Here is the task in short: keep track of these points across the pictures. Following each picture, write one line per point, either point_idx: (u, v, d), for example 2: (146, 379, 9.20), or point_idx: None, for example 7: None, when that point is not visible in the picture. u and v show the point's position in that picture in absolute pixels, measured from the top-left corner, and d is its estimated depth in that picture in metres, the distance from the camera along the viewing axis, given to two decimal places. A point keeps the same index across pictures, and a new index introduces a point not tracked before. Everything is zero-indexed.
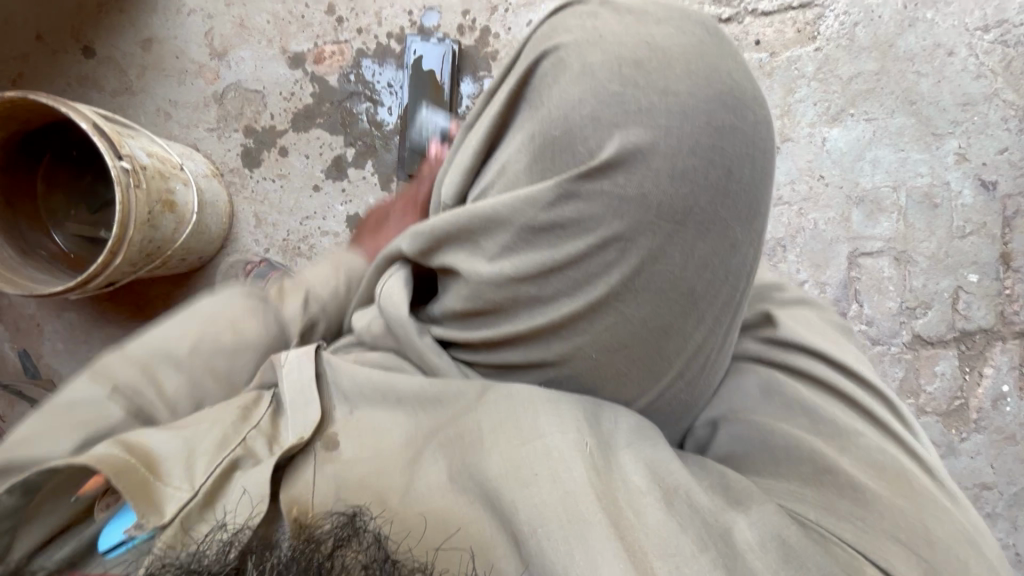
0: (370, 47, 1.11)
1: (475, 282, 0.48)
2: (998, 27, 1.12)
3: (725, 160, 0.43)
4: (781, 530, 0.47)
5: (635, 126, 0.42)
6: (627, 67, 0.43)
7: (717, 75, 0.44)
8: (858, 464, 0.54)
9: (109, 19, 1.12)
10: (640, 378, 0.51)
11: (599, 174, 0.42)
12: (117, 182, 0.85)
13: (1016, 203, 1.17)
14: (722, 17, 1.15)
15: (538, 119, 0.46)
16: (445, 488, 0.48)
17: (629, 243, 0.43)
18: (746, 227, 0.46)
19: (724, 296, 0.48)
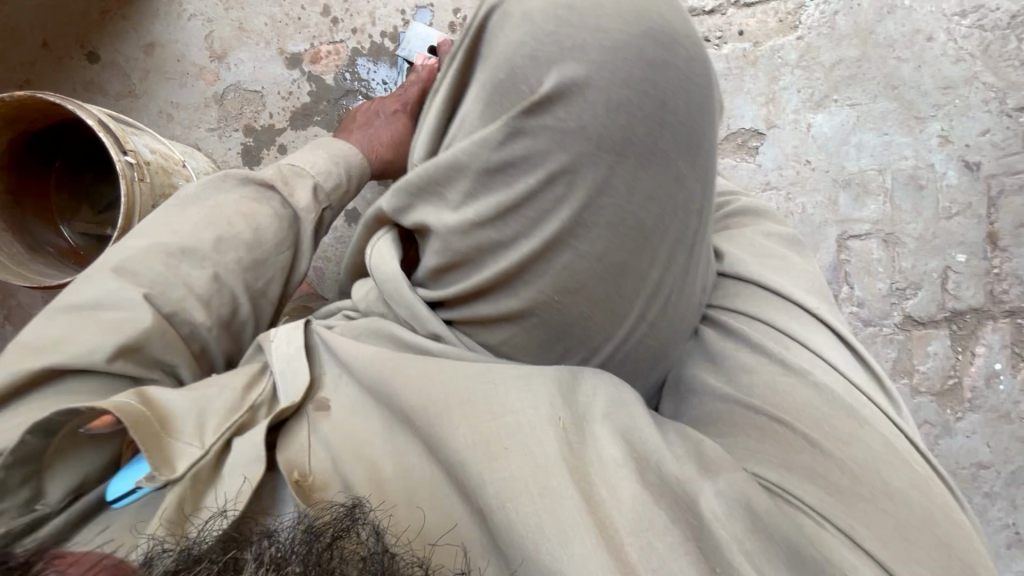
0: (365, 46, 1.15)
1: (442, 233, 0.50)
2: (975, 12, 1.15)
3: (658, 93, 0.45)
4: (746, 493, 0.48)
5: (570, 62, 0.45)
6: (562, 10, 0.46)
7: (648, 13, 0.46)
8: (830, 433, 0.56)
9: (113, 25, 1.16)
10: (606, 321, 0.52)
11: (541, 109, 0.45)
12: (121, 175, 0.88)
13: (1000, 183, 1.19)
14: (706, 9, 1.18)
15: (490, 66, 0.49)
16: (426, 475, 0.50)
17: (574, 175, 0.46)
18: (688, 160, 0.48)
19: (675, 230, 0.50)
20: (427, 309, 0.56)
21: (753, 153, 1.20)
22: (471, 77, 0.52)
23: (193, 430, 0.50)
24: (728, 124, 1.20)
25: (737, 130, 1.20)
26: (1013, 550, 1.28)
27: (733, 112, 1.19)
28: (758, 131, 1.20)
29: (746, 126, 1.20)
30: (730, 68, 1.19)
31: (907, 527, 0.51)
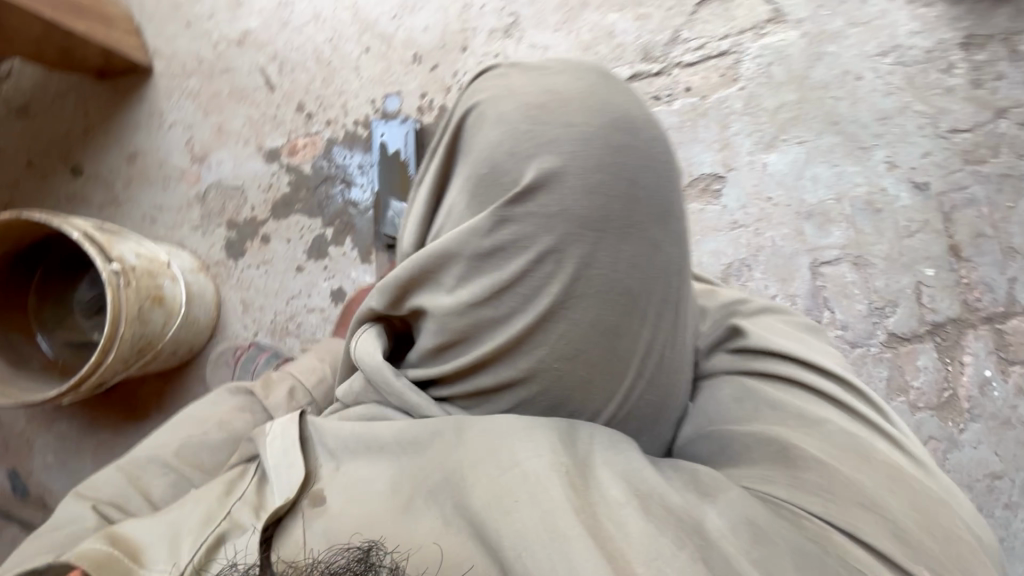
0: (339, 135, 1.21)
1: (439, 316, 0.52)
2: (894, 51, 1.26)
3: (629, 173, 0.49)
4: (747, 511, 0.46)
5: (547, 154, 0.48)
6: (532, 109, 0.50)
7: (612, 104, 0.50)
8: (818, 443, 0.54)
9: (97, 141, 1.22)
10: (608, 385, 0.52)
11: (525, 198, 0.48)
12: (108, 284, 0.89)
13: (949, 198, 1.26)
14: (652, 72, 1.27)
15: (473, 162, 0.52)
16: (437, 529, 0.48)
17: (560, 252, 0.48)
18: (664, 228, 0.51)
19: (662, 294, 0.52)
20: (419, 393, 0.56)
21: (717, 196, 1.26)
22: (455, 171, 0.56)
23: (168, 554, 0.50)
24: (689, 172, 1.27)
25: (697, 177, 1.27)
26: None
27: (691, 160, 1.27)
28: (718, 175, 1.26)
29: (706, 172, 1.27)
30: (683, 121, 1.27)
31: (917, 537, 0.46)
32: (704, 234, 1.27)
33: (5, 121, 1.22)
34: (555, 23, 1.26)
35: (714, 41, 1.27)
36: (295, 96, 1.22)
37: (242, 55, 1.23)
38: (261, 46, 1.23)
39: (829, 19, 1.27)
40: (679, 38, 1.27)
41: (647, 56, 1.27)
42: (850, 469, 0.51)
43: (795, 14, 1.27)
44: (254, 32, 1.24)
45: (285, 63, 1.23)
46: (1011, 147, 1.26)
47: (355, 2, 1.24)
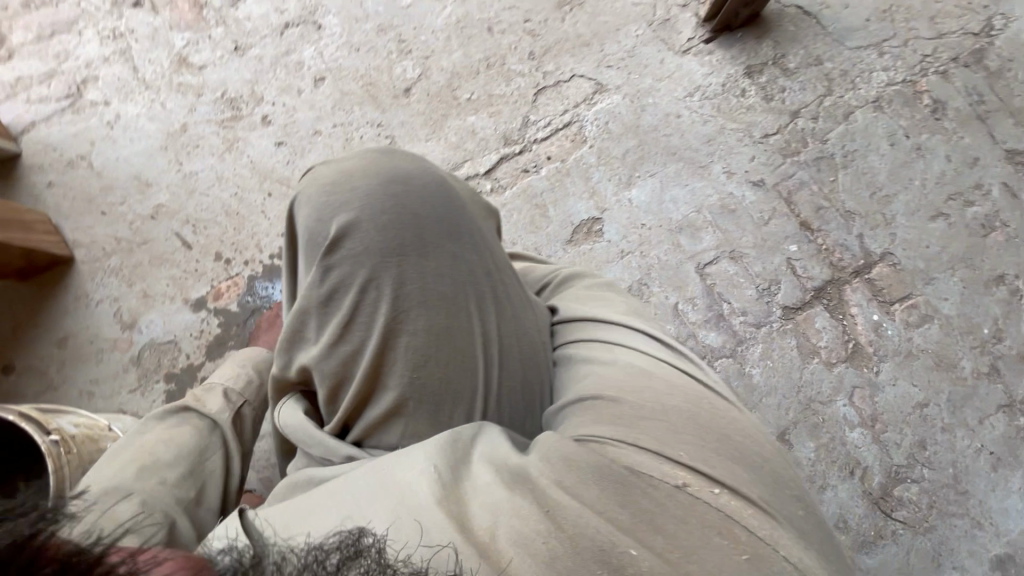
0: (258, 270, 1.33)
1: (314, 361, 0.63)
2: (698, 91, 1.57)
3: (409, 207, 0.63)
4: (566, 453, 0.51)
5: (343, 213, 0.63)
6: (329, 186, 0.65)
7: (385, 166, 0.66)
8: (633, 386, 0.61)
9: (27, 337, 1.29)
10: (464, 377, 0.60)
11: (337, 249, 0.62)
12: (47, 454, 0.92)
13: (785, 186, 1.51)
14: (516, 152, 1.50)
15: (305, 236, 0.66)
16: (389, 510, 0.49)
17: (377, 280, 0.60)
18: (454, 239, 0.64)
19: (476, 290, 0.63)
20: (334, 440, 0.63)
21: (601, 234, 1.45)
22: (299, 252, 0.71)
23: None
24: (572, 221, 1.46)
25: (580, 223, 1.46)
26: (1001, 470, 1.31)
27: (570, 212, 1.47)
28: (596, 218, 1.46)
29: (585, 217, 1.46)
30: (553, 183, 1.49)
31: (711, 448, 0.54)
32: (602, 268, 1.43)
33: None
34: (426, 135, 1.50)
35: (558, 117, 1.53)
36: (212, 248, 1.35)
37: (158, 226, 1.37)
38: (174, 214, 1.38)
39: (641, 80, 1.57)
40: (530, 121, 1.52)
41: (509, 141, 1.51)
42: (664, 403, 0.58)
43: (614, 83, 1.57)
44: (165, 204, 1.39)
45: (198, 222, 1.37)
46: (813, 135, 1.55)
47: (252, 159, 1.43)
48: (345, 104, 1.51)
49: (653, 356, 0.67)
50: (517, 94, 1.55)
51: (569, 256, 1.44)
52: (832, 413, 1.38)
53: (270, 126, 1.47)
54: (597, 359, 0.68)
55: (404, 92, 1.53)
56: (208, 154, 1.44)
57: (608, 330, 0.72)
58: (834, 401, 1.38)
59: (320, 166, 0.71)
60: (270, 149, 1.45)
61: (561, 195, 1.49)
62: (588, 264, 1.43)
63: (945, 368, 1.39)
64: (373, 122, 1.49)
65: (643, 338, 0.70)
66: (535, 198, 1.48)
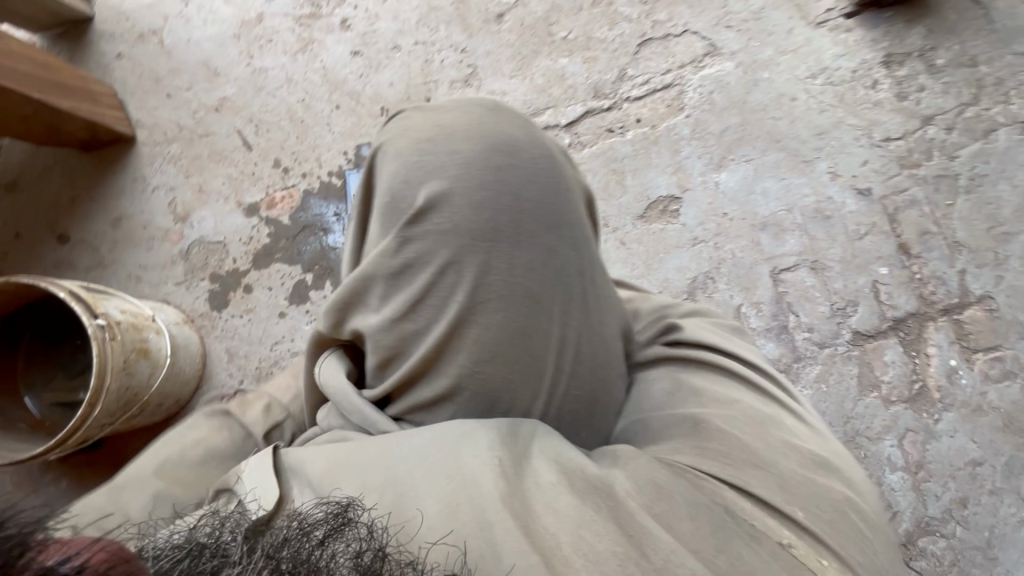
0: (315, 186, 1.28)
1: (369, 332, 0.56)
2: (823, 73, 1.38)
3: (512, 186, 0.54)
4: (652, 475, 0.48)
5: (435, 178, 0.54)
6: (421, 141, 0.56)
7: (493, 128, 0.57)
8: (728, 418, 0.56)
9: (83, 209, 1.28)
10: (530, 386, 0.54)
11: (420, 219, 0.54)
12: (93, 338, 0.92)
13: (893, 201, 1.35)
14: (604, 107, 1.37)
15: (381, 194, 0.58)
16: (421, 488, 0.47)
17: (459, 264, 0.52)
18: (554, 233, 0.56)
19: (565, 292, 0.56)
20: (375, 410, 0.58)
21: (676, 216, 1.34)
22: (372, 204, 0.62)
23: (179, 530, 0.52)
24: (647, 195, 1.35)
25: (656, 199, 1.35)
26: None
27: (648, 185, 1.35)
28: (675, 196, 1.34)
29: (663, 194, 1.35)
30: (636, 149, 1.36)
31: (819, 501, 0.49)
32: (668, 252, 1.33)
33: None
34: (511, 70, 1.37)
35: (658, 76, 1.37)
36: (272, 153, 1.30)
37: (220, 120, 1.32)
38: (238, 110, 1.32)
39: (760, 49, 1.39)
40: (626, 76, 1.37)
41: (598, 94, 1.37)
42: (756, 440, 0.53)
43: (729, 48, 1.38)
44: (231, 98, 1.33)
45: (260, 124, 1.31)
46: (942, 149, 1.35)
47: (325, 65, 1.34)
48: (430, 20, 1.38)
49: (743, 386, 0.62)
50: (619, 41, 1.39)
51: (637, 232, 1.34)
52: (876, 451, 1.30)
53: (348, 32, 1.36)
54: (685, 386, 0.62)
55: (496, 18, 1.39)
56: (281, 51, 1.36)
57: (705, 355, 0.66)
58: (882, 440, 1.30)
59: (411, 111, 0.62)
60: (344, 58, 1.35)
61: (642, 164, 1.36)
62: (655, 245, 1.34)
63: (1014, 432, 1.28)
64: (457, 46, 1.36)
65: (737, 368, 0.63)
66: (614, 163, 1.36)
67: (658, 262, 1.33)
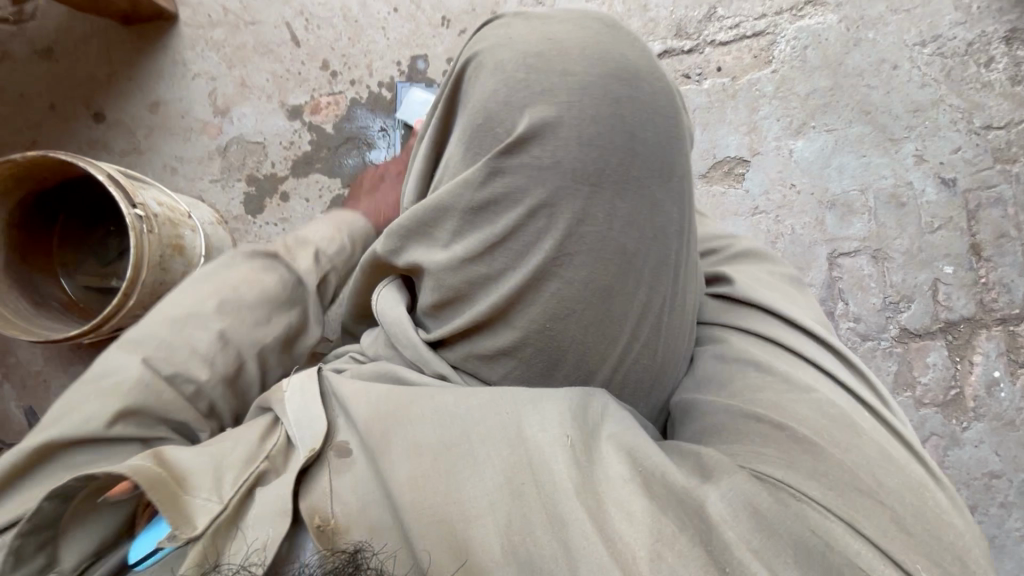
0: (363, 96, 1.20)
1: (433, 265, 0.57)
2: (935, 40, 1.23)
3: (627, 126, 0.52)
4: (750, 500, 0.51)
5: (540, 103, 0.51)
6: (528, 58, 0.53)
7: (610, 54, 0.53)
8: (822, 429, 0.58)
9: (117, 87, 1.20)
10: (601, 344, 0.58)
11: (518, 150, 0.51)
12: (131, 229, 0.90)
13: (976, 197, 1.25)
14: (684, 49, 1.24)
15: (472, 113, 0.55)
16: (479, 461, 0.52)
17: (553, 208, 0.52)
18: (661, 185, 0.54)
19: (656, 251, 0.56)
20: (429, 351, 0.62)
21: (740, 180, 1.25)
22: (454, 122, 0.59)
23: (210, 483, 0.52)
24: (713, 154, 1.25)
25: (722, 160, 1.25)
26: None
27: (717, 143, 1.25)
28: (743, 159, 1.25)
29: (731, 155, 1.25)
30: (711, 101, 1.25)
31: (910, 529, 0.52)
32: (725, 218, 1.26)
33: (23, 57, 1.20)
34: None
35: (751, 21, 1.23)
36: (320, 53, 1.20)
37: (268, 7, 1.21)
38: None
39: (870, 4, 1.23)
40: (715, 15, 1.24)
41: (681, 32, 1.24)
42: (848, 456, 0.56)
43: None
44: None
45: (311, 18, 1.20)
46: None
47: None
48: None
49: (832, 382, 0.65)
50: None
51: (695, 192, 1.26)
52: None
53: None
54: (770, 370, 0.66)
55: None
56: None
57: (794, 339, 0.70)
58: None
59: (513, 22, 0.58)
60: None
61: (714, 119, 1.26)
62: (712, 209, 1.26)
63: None
64: None
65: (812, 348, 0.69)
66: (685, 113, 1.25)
67: None
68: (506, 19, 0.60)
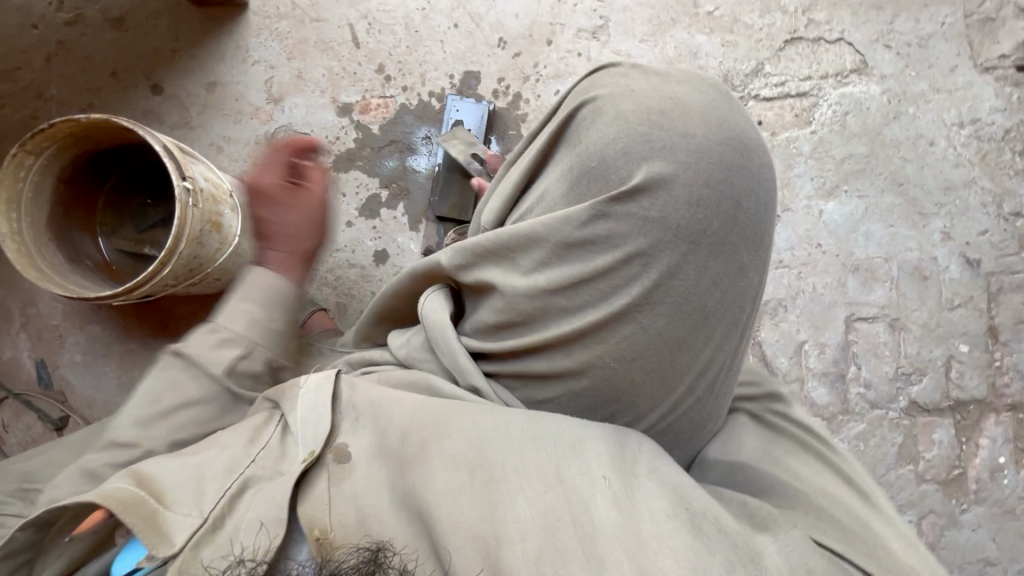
0: (413, 102, 1.23)
1: (511, 294, 0.56)
2: (973, 124, 1.26)
3: (735, 193, 0.52)
4: (806, 560, 0.56)
5: (660, 159, 0.51)
6: (653, 112, 0.53)
7: (731, 123, 0.54)
8: (843, 537, 0.62)
9: (177, 62, 1.23)
10: (655, 392, 0.59)
11: (627, 199, 0.51)
12: (178, 200, 0.91)
13: (998, 280, 1.26)
14: (728, 99, 1.27)
15: (580, 156, 0.55)
16: (519, 484, 0.56)
17: (651, 258, 0.52)
18: (752, 253, 0.55)
19: (733, 316, 0.56)
20: (470, 361, 0.65)
21: (768, 233, 1.26)
22: (556, 156, 0.59)
23: (187, 493, 0.56)
24: None
25: None
26: None
27: None
28: (773, 213, 1.26)
29: None
30: None
31: None
32: None
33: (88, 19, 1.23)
34: (643, 33, 1.26)
35: (795, 81, 1.26)
36: (378, 57, 1.24)
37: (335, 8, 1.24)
38: (354, 2, 1.24)
39: (914, 80, 1.26)
40: (762, 71, 1.26)
41: (727, 82, 1.26)
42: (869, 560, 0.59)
43: (881, 70, 1.26)
44: None
45: (374, 23, 1.24)
46: None
47: None
48: None
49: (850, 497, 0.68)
50: (767, 31, 1.26)
51: None
52: None
53: None
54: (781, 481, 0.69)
55: None
56: None
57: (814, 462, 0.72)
58: (902, 514, 1.27)
59: (632, 73, 0.57)
60: None
61: None
62: None
63: None
64: None
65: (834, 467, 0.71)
66: None
67: None
68: (620, 68, 0.59)
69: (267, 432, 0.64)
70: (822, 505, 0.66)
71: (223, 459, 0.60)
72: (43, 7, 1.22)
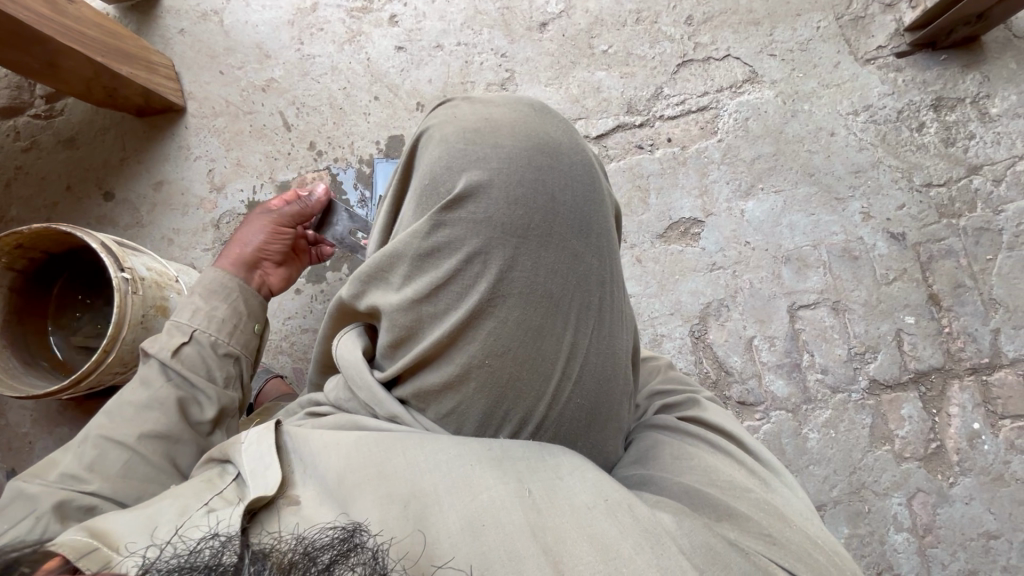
0: (345, 171, 1.33)
1: (390, 309, 0.65)
2: (867, 110, 1.34)
3: (548, 189, 0.64)
4: (707, 539, 0.55)
5: (476, 170, 0.63)
6: (470, 133, 0.66)
7: (537, 133, 0.67)
8: (760, 518, 0.62)
9: (127, 169, 1.34)
10: (535, 382, 0.64)
11: (456, 206, 0.62)
12: (116, 289, 0.98)
13: (927, 249, 1.30)
14: (636, 123, 1.37)
15: (422, 176, 0.67)
16: (441, 496, 0.55)
17: (487, 255, 0.62)
18: (581, 238, 0.65)
19: (581, 297, 0.65)
20: (384, 391, 0.68)
21: (696, 239, 1.32)
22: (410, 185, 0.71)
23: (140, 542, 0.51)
24: (670, 215, 1.33)
25: (678, 221, 1.33)
26: None
27: (672, 206, 1.34)
28: (697, 220, 1.33)
29: (686, 216, 1.33)
30: (664, 168, 1.35)
31: None
32: (683, 274, 1.31)
33: (44, 144, 1.34)
34: (547, 78, 1.38)
35: (694, 98, 1.36)
36: (308, 136, 1.35)
37: (266, 100, 1.36)
38: (282, 91, 1.36)
39: (803, 81, 1.36)
40: (661, 95, 1.37)
41: (631, 109, 1.37)
42: (779, 530, 0.60)
43: (771, 76, 1.36)
44: (277, 79, 1.37)
45: (302, 107, 1.36)
46: (987, 202, 1.30)
47: (369, 57, 1.38)
48: (474, 23, 1.39)
49: (760, 478, 0.70)
50: (659, 60, 1.38)
51: (654, 252, 1.33)
52: (882, 508, 1.23)
53: (395, 27, 1.39)
54: (694, 461, 0.71)
55: (540, 27, 1.39)
56: (329, 40, 1.38)
57: (730, 443, 0.75)
58: (890, 497, 1.23)
59: (459, 104, 0.71)
60: (388, 52, 1.38)
61: (668, 184, 1.35)
62: (671, 266, 1.32)
63: None
64: (498, 51, 1.38)
65: (746, 453, 0.74)
66: (639, 179, 1.35)
67: (671, 284, 1.31)
68: (456, 101, 0.74)
69: (221, 483, 0.61)
70: (742, 489, 0.66)
71: (174, 507, 0.56)
72: (2, 139, 1.34)
